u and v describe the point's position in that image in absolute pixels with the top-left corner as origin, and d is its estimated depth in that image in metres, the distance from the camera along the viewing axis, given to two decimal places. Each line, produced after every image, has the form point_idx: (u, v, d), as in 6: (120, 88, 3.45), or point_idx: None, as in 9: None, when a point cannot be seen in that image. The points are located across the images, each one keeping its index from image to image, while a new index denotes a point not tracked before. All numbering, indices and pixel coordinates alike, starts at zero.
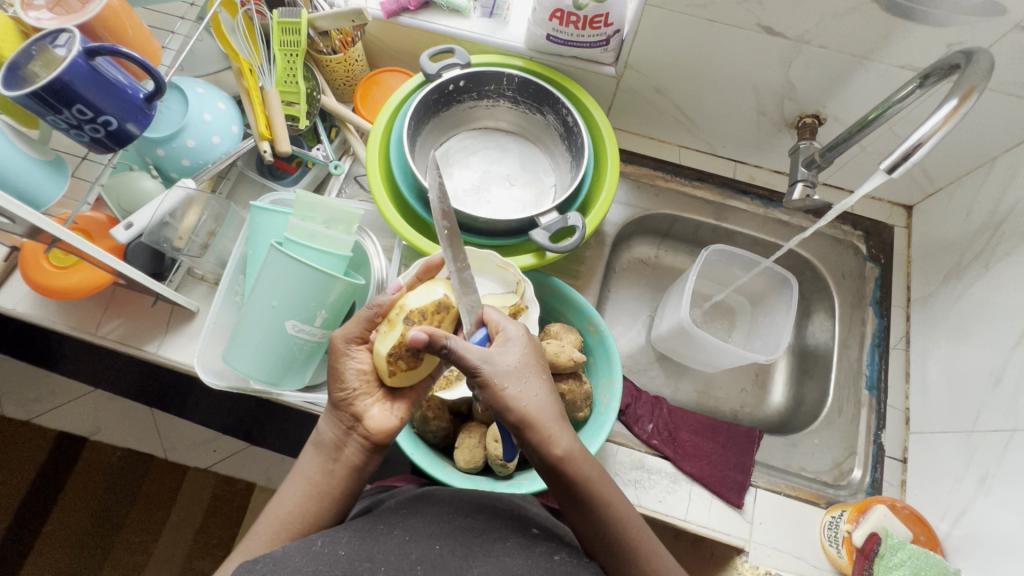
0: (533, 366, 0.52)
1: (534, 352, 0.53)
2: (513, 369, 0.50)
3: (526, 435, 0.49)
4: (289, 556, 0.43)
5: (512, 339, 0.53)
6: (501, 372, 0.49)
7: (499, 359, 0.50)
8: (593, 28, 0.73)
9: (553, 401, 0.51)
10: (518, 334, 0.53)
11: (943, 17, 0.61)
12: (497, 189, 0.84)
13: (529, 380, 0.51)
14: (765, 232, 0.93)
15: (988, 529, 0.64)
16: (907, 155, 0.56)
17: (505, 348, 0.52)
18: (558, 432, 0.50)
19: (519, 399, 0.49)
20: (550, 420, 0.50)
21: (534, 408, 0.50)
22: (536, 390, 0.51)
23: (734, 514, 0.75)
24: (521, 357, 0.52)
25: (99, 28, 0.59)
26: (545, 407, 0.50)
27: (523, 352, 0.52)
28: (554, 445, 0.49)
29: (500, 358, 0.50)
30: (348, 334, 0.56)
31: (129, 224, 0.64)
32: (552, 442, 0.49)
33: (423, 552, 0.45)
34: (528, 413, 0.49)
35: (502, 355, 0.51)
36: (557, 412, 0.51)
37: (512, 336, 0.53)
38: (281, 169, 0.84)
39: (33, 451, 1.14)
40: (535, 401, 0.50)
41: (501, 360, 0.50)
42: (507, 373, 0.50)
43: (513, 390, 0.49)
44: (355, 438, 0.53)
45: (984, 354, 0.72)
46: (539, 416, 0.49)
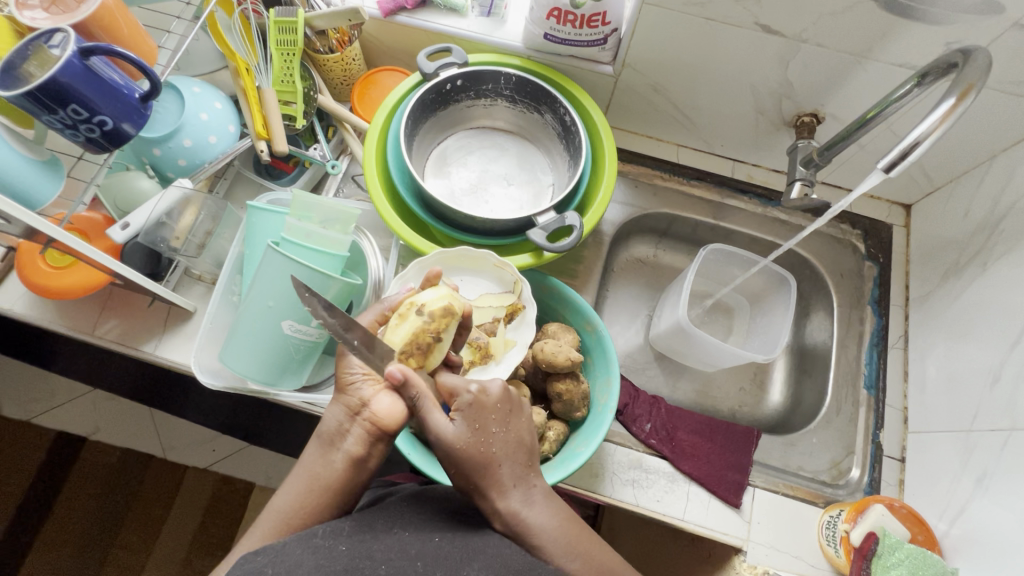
0: (484, 438, 0.50)
1: (487, 422, 0.51)
2: (461, 449, 0.49)
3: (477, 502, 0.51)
4: (289, 547, 0.42)
5: (462, 414, 0.51)
6: (449, 454, 0.50)
7: (446, 441, 0.49)
8: (590, 27, 0.73)
9: (505, 471, 0.50)
10: (468, 404, 0.51)
11: (942, 15, 0.61)
12: (495, 189, 0.84)
13: (478, 456, 0.50)
14: (764, 231, 0.93)
15: (985, 529, 0.64)
16: (904, 154, 0.56)
17: (456, 424, 0.51)
18: (507, 505, 0.50)
19: (467, 477, 0.50)
20: (499, 488, 0.50)
21: (483, 483, 0.50)
22: (487, 465, 0.50)
23: (730, 513, 0.75)
24: (471, 433, 0.50)
25: (94, 27, 0.59)
26: (494, 482, 0.50)
27: (472, 426, 0.50)
28: (508, 500, 0.50)
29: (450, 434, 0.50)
30: None
31: (125, 224, 0.63)
32: (497, 516, 0.50)
33: (422, 547, 0.45)
34: (474, 486, 0.50)
35: (449, 435, 0.50)
36: (509, 482, 0.50)
37: (464, 408, 0.51)
38: (278, 168, 0.83)
39: (32, 450, 1.14)
40: (484, 475, 0.50)
41: (446, 441, 0.49)
42: (453, 455, 0.50)
43: (460, 468, 0.50)
44: (361, 424, 0.52)
45: (982, 353, 0.72)
46: (490, 484, 0.50)
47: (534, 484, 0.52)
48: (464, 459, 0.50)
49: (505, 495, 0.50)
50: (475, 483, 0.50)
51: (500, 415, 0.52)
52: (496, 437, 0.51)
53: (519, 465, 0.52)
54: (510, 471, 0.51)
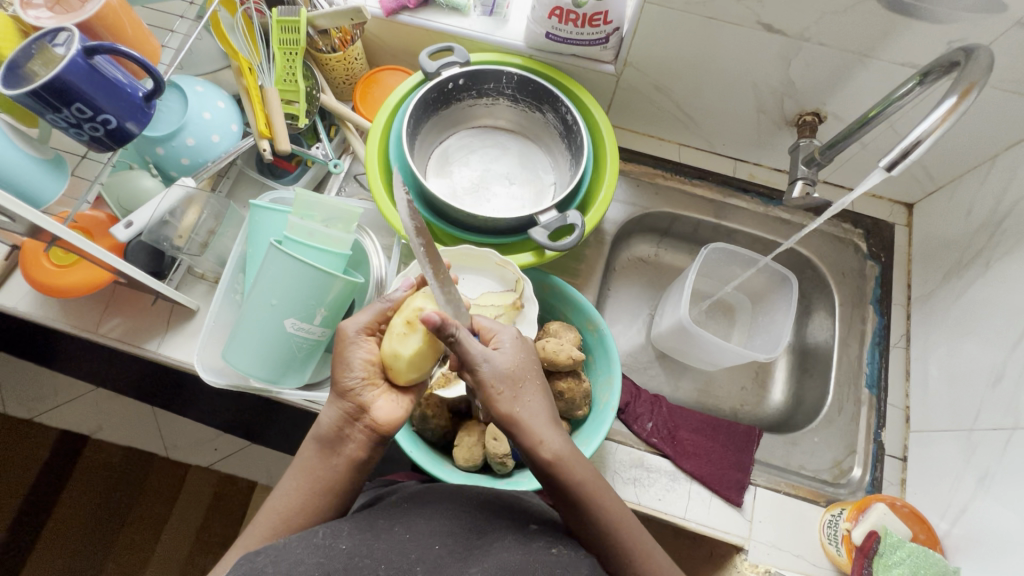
0: (528, 368, 0.52)
1: (528, 357, 0.53)
2: (509, 374, 0.50)
3: (517, 436, 0.50)
4: (291, 546, 0.43)
5: (507, 341, 0.53)
6: (497, 374, 0.50)
7: (496, 363, 0.50)
8: (592, 26, 0.73)
9: (544, 406, 0.52)
10: (512, 336, 0.54)
11: (944, 14, 0.61)
12: (497, 188, 0.84)
13: (523, 383, 0.51)
14: (765, 230, 0.93)
15: (987, 527, 0.64)
16: (906, 152, 0.56)
17: (503, 350, 0.52)
18: (550, 439, 0.50)
19: (512, 402, 0.50)
20: (541, 423, 0.50)
21: (526, 411, 0.50)
22: (530, 395, 0.51)
23: (733, 512, 0.75)
24: (517, 362, 0.52)
25: (97, 27, 0.59)
26: (536, 411, 0.51)
27: (517, 355, 0.52)
28: (545, 449, 0.50)
29: (499, 358, 0.51)
30: (357, 324, 0.55)
31: (129, 223, 0.64)
32: (541, 443, 0.50)
33: (422, 552, 0.45)
34: (520, 416, 0.50)
35: (499, 358, 0.51)
36: (548, 416, 0.51)
37: (508, 340, 0.53)
38: (281, 167, 0.83)
39: (35, 449, 1.15)
40: (528, 404, 0.51)
41: (496, 361, 0.50)
42: (502, 375, 0.50)
43: (508, 393, 0.50)
44: (360, 429, 0.52)
45: (984, 352, 0.72)
46: (532, 419, 0.50)
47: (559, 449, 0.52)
48: (511, 384, 0.50)
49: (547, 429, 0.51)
50: (522, 409, 0.50)
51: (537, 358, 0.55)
52: (536, 373, 0.53)
53: (554, 409, 0.53)
54: (547, 409, 0.52)
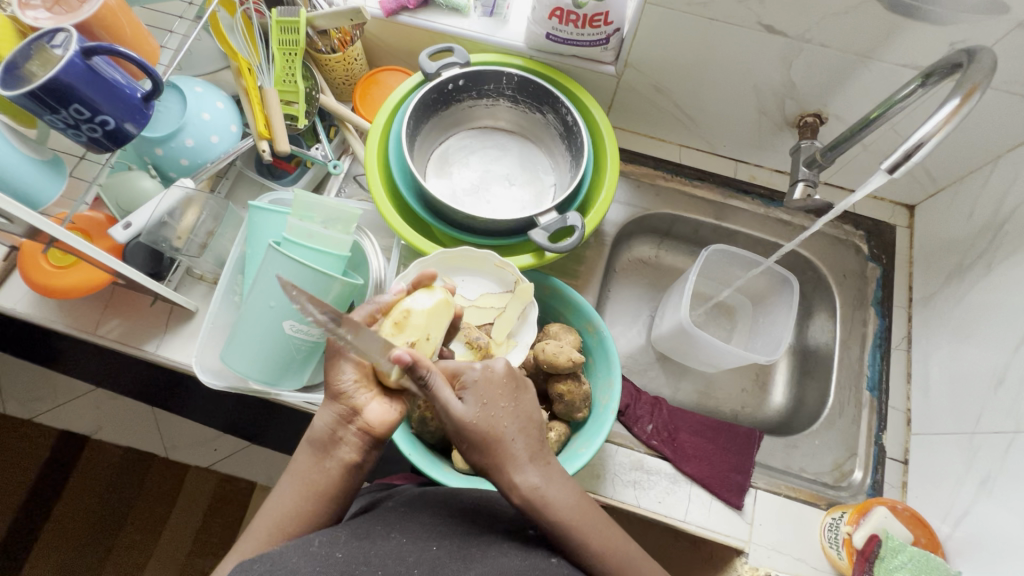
0: (495, 411, 0.51)
1: (496, 397, 0.51)
2: (472, 425, 0.49)
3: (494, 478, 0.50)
4: (287, 555, 0.42)
5: (470, 387, 0.51)
6: (460, 429, 0.50)
7: (456, 417, 0.49)
8: (592, 27, 0.73)
9: (519, 445, 0.50)
10: (476, 378, 0.51)
11: (946, 15, 0.61)
12: (496, 189, 0.84)
13: (491, 431, 0.50)
14: (765, 232, 0.93)
15: (988, 531, 0.64)
16: (908, 154, 0.55)
17: (464, 399, 0.50)
18: (523, 480, 0.49)
19: (482, 453, 0.50)
20: (512, 467, 0.49)
21: (498, 457, 0.50)
22: (500, 438, 0.50)
23: (733, 515, 0.74)
24: (481, 408, 0.50)
25: (96, 27, 0.59)
26: (508, 456, 0.50)
27: (483, 400, 0.51)
28: (516, 494, 0.49)
29: (460, 411, 0.50)
30: None
31: (128, 224, 0.64)
32: (515, 489, 0.49)
33: (420, 555, 0.45)
34: (490, 464, 0.50)
35: (460, 409, 0.50)
36: (523, 456, 0.50)
37: (471, 384, 0.51)
38: (279, 168, 0.84)
39: (35, 449, 1.14)
40: (501, 449, 0.50)
41: (458, 415, 0.49)
42: (464, 429, 0.49)
43: (474, 442, 0.50)
44: (354, 432, 0.52)
45: (986, 354, 0.71)
46: (502, 465, 0.50)
47: (549, 463, 0.52)
48: (477, 434, 0.49)
49: (521, 469, 0.49)
50: (491, 456, 0.50)
51: (509, 391, 0.52)
52: (505, 411, 0.51)
53: (535, 439, 0.52)
54: (523, 445, 0.51)
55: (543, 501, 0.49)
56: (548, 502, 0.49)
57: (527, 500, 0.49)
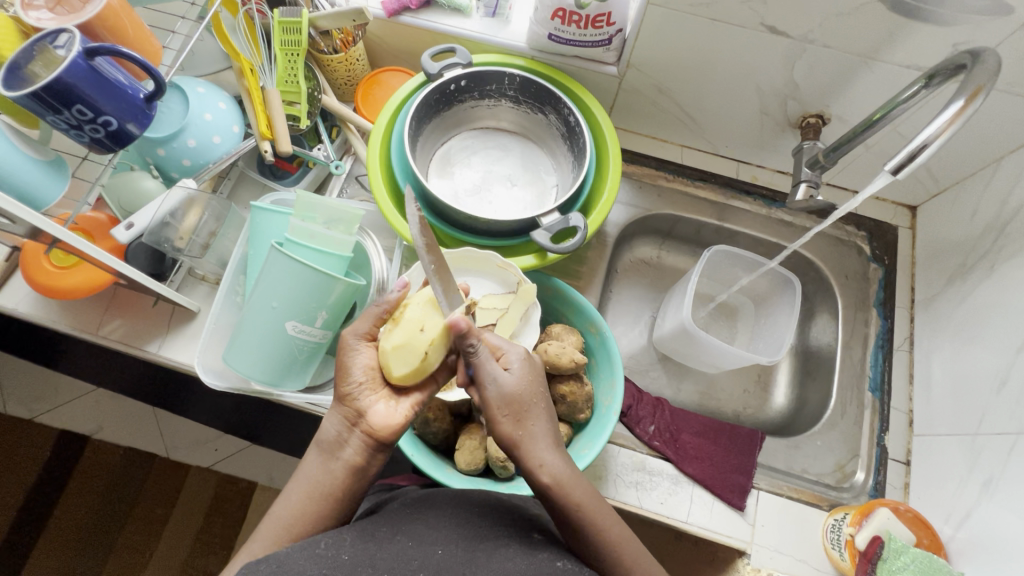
0: (534, 391, 0.52)
1: (536, 378, 0.53)
2: (513, 397, 0.51)
3: (517, 458, 0.51)
4: (292, 557, 0.42)
5: (517, 361, 0.53)
6: (501, 397, 0.50)
7: (501, 385, 0.51)
8: (595, 28, 0.73)
9: (550, 427, 0.52)
10: (520, 356, 0.53)
11: (949, 16, 0.61)
12: (498, 190, 0.84)
13: (529, 407, 0.51)
14: (767, 232, 0.93)
15: (991, 532, 0.64)
16: (913, 155, 0.55)
17: (510, 371, 0.52)
18: (552, 460, 0.50)
19: (516, 427, 0.50)
20: (543, 447, 0.50)
21: (530, 434, 0.51)
22: (535, 417, 0.51)
23: (735, 516, 0.74)
24: (524, 383, 0.52)
25: (98, 27, 0.59)
26: (540, 434, 0.51)
27: (527, 376, 0.52)
28: (544, 472, 0.49)
29: (506, 381, 0.51)
30: (357, 330, 0.56)
31: (130, 224, 0.64)
32: (543, 468, 0.49)
33: (425, 559, 0.45)
34: (522, 440, 0.50)
35: (506, 380, 0.51)
36: (552, 439, 0.51)
37: (518, 359, 0.53)
38: (282, 168, 0.84)
39: (35, 449, 1.14)
40: (532, 427, 0.51)
41: (506, 382, 0.51)
42: (506, 398, 0.50)
43: (511, 415, 0.50)
44: (358, 435, 0.52)
45: (988, 355, 0.71)
46: (532, 444, 0.50)
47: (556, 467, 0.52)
48: (516, 408, 0.51)
49: (551, 448, 0.51)
50: (525, 432, 0.50)
51: (545, 377, 0.54)
52: (543, 394, 0.53)
53: (557, 429, 0.53)
54: (553, 429, 0.52)
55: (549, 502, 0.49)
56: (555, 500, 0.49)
57: (556, 479, 0.49)
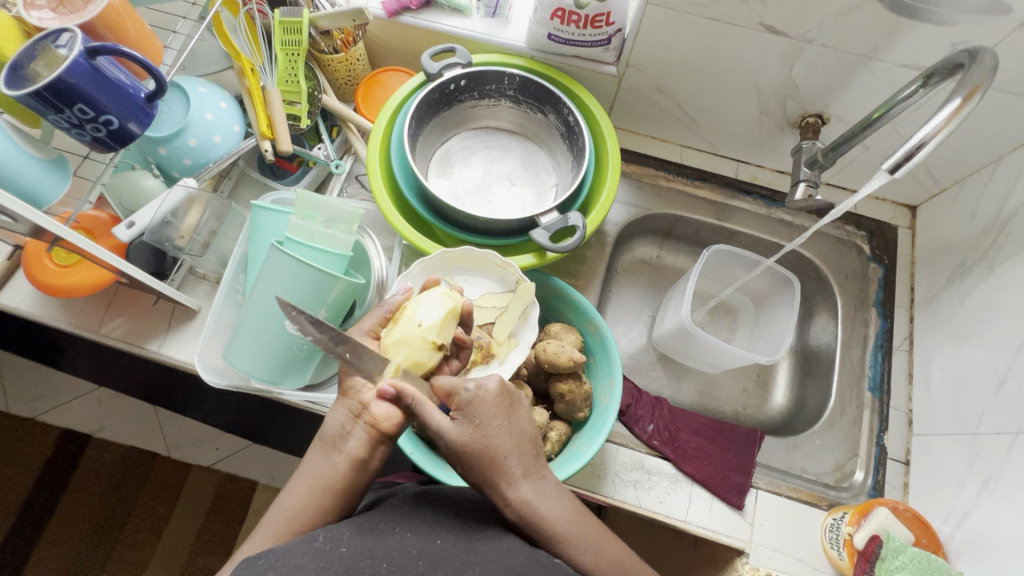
0: (487, 432, 0.49)
1: (488, 417, 0.50)
2: (464, 445, 0.49)
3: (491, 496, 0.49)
4: (292, 551, 0.42)
5: (462, 408, 0.50)
6: (454, 451, 0.49)
7: (448, 439, 0.49)
8: (594, 27, 0.73)
9: (513, 462, 0.48)
10: (468, 398, 0.50)
11: (947, 16, 0.61)
12: (497, 189, 0.84)
13: (484, 451, 0.48)
14: (766, 232, 0.93)
15: (990, 532, 0.64)
16: (910, 155, 0.55)
17: (458, 420, 0.50)
18: (518, 497, 0.48)
19: (476, 473, 0.49)
20: (507, 486, 0.48)
21: (492, 477, 0.48)
22: (494, 458, 0.48)
23: (733, 515, 0.74)
24: (473, 428, 0.49)
25: (100, 27, 0.59)
26: (502, 474, 0.48)
27: (476, 422, 0.49)
28: (512, 510, 0.48)
29: (453, 433, 0.49)
30: (363, 328, 0.59)
31: (131, 223, 0.64)
32: (510, 507, 0.48)
33: (423, 548, 0.46)
34: (485, 484, 0.49)
35: (452, 432, 0.49)
36: (518, 472, 0.48)
37: (464, 405, 0.50)
38: (283, 168, 0.84)
39: (37, 448, 1.15)
40: (494, 470, 0.48)
41: (453, 437, 0.49)
42: (458, 451, 0.49)
43: (469, 463, 0.49)
44: (361, 427, 0.52)
45: (987, 355, 0.71)
46: (500, 481, 0.48)
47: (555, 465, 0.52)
48: (472, 455, 0.48)
49: (514, 485, 0.48)
50: (485, 477, 0.49)
51: (502, 410, 0.50)
52: (499, 430, 0.49)
53: (525, 458, 0.49)
54: (518, 461, 0.49)
55: (546, 504, 0.49)
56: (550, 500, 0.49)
57: (521, 516, 0.47)
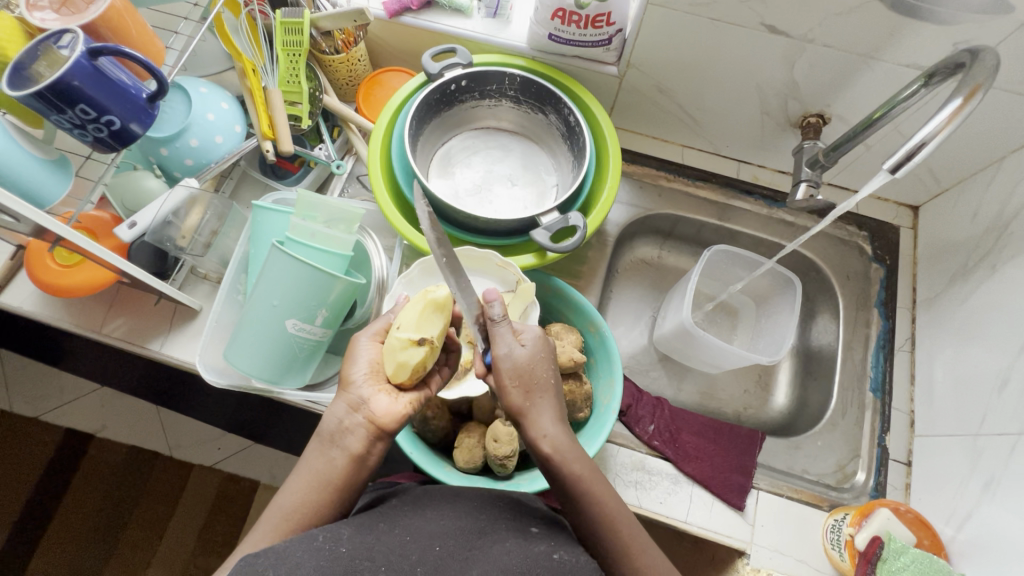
0: (546, 367, 0.53)
1: (550, 358, 0.54)
2: (525, 370, 0.52)
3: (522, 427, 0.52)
4: (291, 550, 0.42)
5: (532, 338, 0.54)
6: (513, 369, 0.51)
7: (514, 359, 0.52)
8: (594, 27, 0.73)
9: (555, 404, 0.53)
10: (537, 335, 0.55)
11: (948, 15, 0.60)
12: (498, 189, 0.84)
13: (539, 381, 0.52)
14: (768, 232, 0.92)
15: (992, 534, 0.63)
16: (911, 155, 0.55)
17: (525, 346, 0.53)
18: (554, 433, 0.51)
19: (521, 398, 0.52)
20: (546, 420, 0.51)
21: (535, 407, 0.52)
22: (544, 391, 0.52)
23: (735, 516, 0.74)
24: (536, 361, 0.53)
25: (102, 28, 0.60)
26: (546, 408, 0.52)
27: (540, 354, 0.54)
28: (545, 443, 0.51)
29: (518, 354, 0.52)
30: (370, 330, 0.59)
31: (133, 223, 0.63)
32: (545, 438, 0.51)
33: (422, 554, 0.45)
34: (526, 409, 0.52)
35: (520, 353, 0.52)
36: (557, 414, 0.53)
37: (533, 338, 0.54)
38: (284, 168, 0.84)
39: (40, 447, 1.15)
40: (539, 400, 0.52)
41: (521, 358, 0.52)
42: (518, 370, 0.52)
43: (521, 385, 0.51)
44: (360, 422, 0.52)
45: (989, 356, 0.71)
46: (539, 414, 0.52)
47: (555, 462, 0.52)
48: (527, 380, 0.52)
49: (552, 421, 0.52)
50: (531, 403, 0.52)
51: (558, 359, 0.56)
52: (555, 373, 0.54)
53: (564, 405, 0.54)
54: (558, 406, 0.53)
55: None
56: (557, 468, 0.51)
57: (557, 449, 0.51)
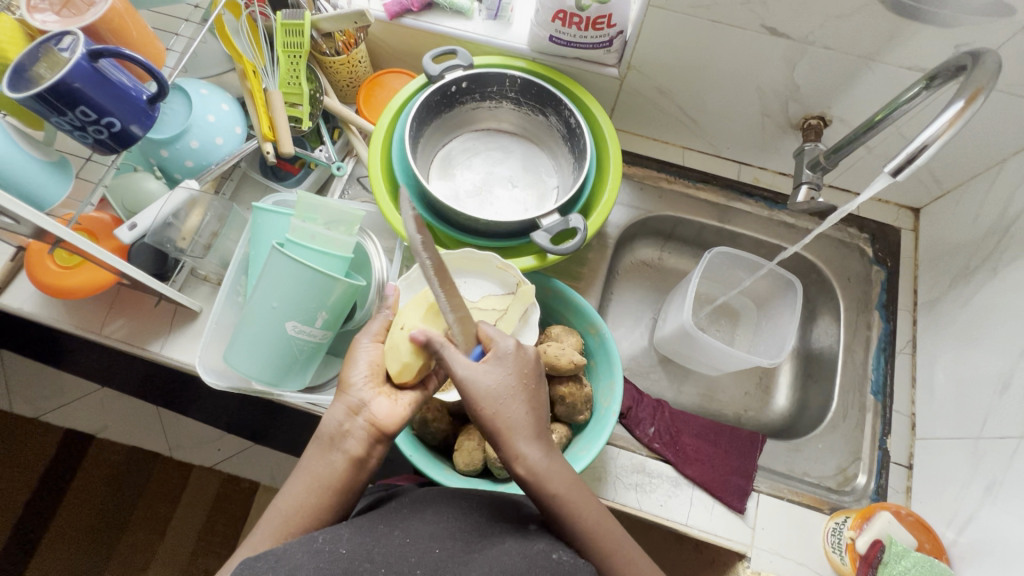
0: (515, 386, 0.52)
1: (521, 375, 0.53)
2: (491, 390, 0.51)
3: (497, 447, 0.51)
4: (291, 553, 0.42)
5: (500, 358, 0.53)
6: (476, 393, 0.51)
7: (473, 382, 0.51)
8: (595, 29, 0.73)
9: (529, 421, 0.51)
10: (508, 350, 0.54)
11: (949, 17, 0.60)
12: (499, 191, 0.84)
13: (509, 400, 0.51)
14: (769, 233, 0.92)
15: (993, 537, 0.63)
16: (912, 157, 0.55)
17: (491, 367, 0.52)
18: (528, 452, 0.50)
19: (488, 420, 0.51)
20: (519, 439, 0.50)
21: (506, 427, 0.50)
22: (514, 410, 0.51)
23: (735, 519, 0.74)
24: (504, 379, 0.52)
25: (104, 31, 0.60)
26: (517, 426, 0.51)
27: (509, 373, 0.52)
28: (519, 464, 0.50)
29: (482, 377, 0.51)
30: (370, 333, 0.59)
31: (134, 224, 0.63)
32: (518, 459, 0.50)
33: (422, 555, 0.45)
34: (496, 431, 0.51)
35: (483, 375, 0.51)
36: (531, 430, 0.51)
37: (501, 355, 0.53)
38: (284, 169, 0.84)
39: (40, 447, 1.15)
40: (510, 419, 0.51)
41: (481, 379, 0.51)
42: (482, 393, 0.51)
43: (488, 407, 0.50)
44: (360, 424, 0.52)
45: (991, 359, 0.71)
46: (511, 434, 0.50)
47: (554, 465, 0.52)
48: (494, 400, 0.51)
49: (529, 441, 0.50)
50: (500, 423, 0.50)
51: (535, 373, 0.54)
52: (528, 390, 0.53)
53: (541, 420, 0.52)
54: (533, 422, 0.52)
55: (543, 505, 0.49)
56: (535, 488, 0.50)
57: (532, 471, 0.49)
